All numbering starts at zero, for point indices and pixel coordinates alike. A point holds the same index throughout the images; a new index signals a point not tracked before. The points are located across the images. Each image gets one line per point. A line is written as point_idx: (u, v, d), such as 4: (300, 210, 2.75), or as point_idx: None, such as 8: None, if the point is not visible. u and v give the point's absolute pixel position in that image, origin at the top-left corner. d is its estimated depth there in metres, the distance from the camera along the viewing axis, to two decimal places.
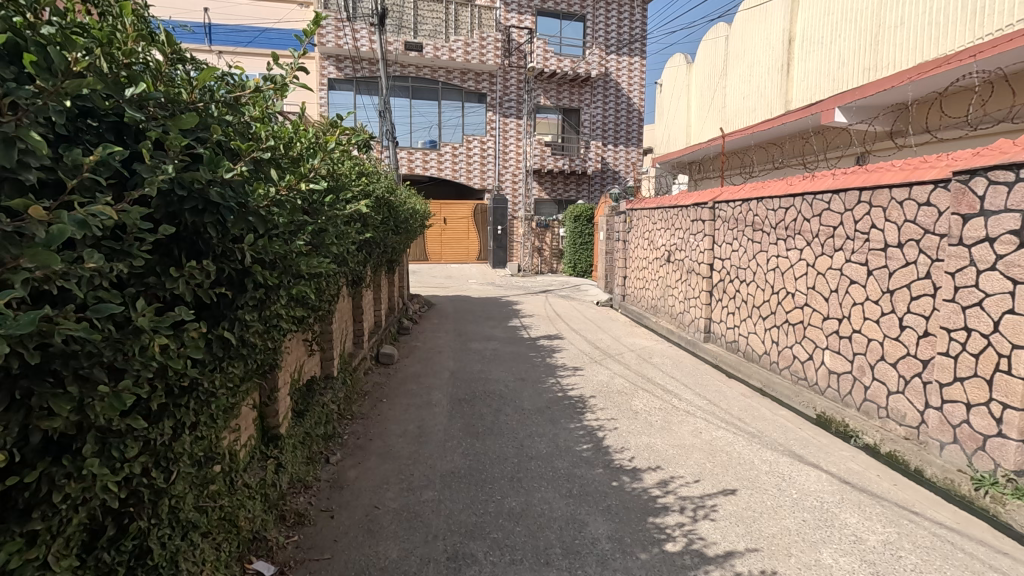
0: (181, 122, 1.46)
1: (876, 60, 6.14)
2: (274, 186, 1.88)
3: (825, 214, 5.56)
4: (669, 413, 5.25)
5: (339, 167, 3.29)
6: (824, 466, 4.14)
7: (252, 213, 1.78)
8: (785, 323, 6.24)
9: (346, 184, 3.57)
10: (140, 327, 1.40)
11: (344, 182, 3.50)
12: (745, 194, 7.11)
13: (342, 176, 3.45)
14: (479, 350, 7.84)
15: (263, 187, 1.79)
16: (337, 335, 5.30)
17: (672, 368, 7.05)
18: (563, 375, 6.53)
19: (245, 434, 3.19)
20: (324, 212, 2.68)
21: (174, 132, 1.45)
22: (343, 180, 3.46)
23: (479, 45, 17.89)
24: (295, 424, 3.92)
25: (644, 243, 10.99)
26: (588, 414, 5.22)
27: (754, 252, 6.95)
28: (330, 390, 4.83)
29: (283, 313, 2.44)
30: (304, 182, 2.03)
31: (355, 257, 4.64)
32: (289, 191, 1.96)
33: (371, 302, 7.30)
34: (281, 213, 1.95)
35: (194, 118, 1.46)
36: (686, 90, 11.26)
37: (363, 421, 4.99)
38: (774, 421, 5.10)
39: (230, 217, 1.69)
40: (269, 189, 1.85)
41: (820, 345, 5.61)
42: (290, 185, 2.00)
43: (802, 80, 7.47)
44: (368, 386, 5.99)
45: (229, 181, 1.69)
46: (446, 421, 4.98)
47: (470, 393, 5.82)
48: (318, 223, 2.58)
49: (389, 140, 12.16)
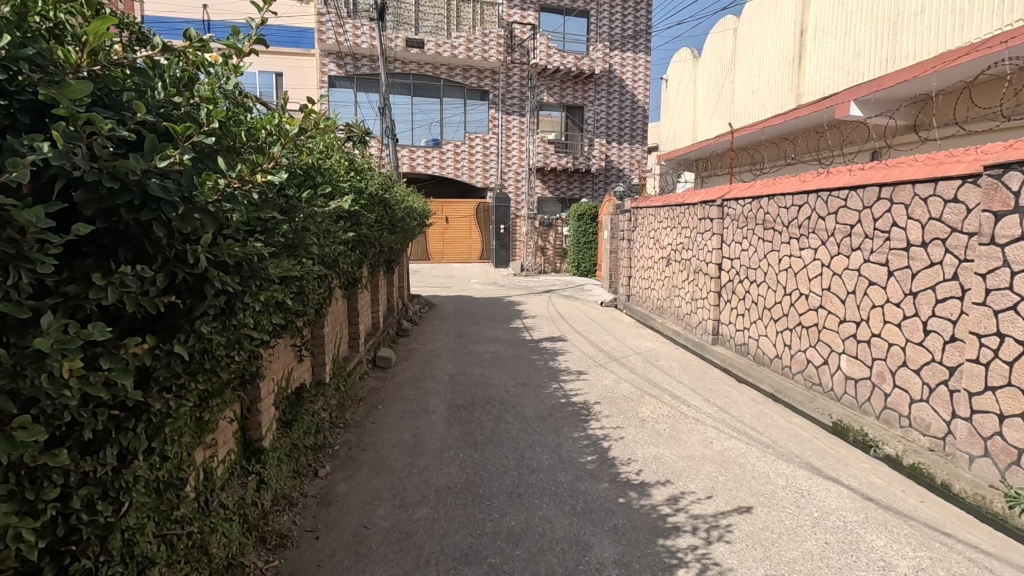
0: (70, 91, 1.20)
1: (894, 51, 5.87)
2: (225, 178, 1.60)
3: (842, 211, 5.30)
4: (678, 421, 5.01)
5: (321, 162, 3.05)
6: (844, 480, 3.89)
7: (199, 210, 1.51)
8: (798, 326, 5.99)
9: (331, 180, 3.34)
10: (40, 350, 1.18)
11: (328, 177, 3.26)
12: (756, 191, 6.85)
13: (325, 171, 3.22)
14: (480, 353, 7.60)
15: (213, 175, 1.53)
16: (330, 339, 5.09)
17: (680, 372, 6.79)
18: (566, 380, 6.29)
19: (223, 449, 2.97)
20: (302, 211, 2.46)
21: (67, 105, 1.20)
22: (327, 175, 3.23)
23: (481, 42, 17.62)
24: (281, 436, 3.70)
25: (650, 242, 10.73)
26: (593, 422, 4.98)
27: (764, 251, 6.68)
28: (322, 396, 4.60)
29: (256, 320, 2.21)
30: (262, 173, 1.72)
31: (345, 257, 4.41)
32: (243, 184, 1.67)
33: (368, 303, 7.07)
34: (239, 209, 1.67)
35: (82, 84, 1.19)
36: (692, 85, 10.97)
37: (357, 430, 4.76)
38: (788, 430, 4.85)
39: (174, 215, 1.43)
40: (220, 181, 1.57)
41: (836, 349, 5.36)
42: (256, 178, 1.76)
43: (814, 73, 7.20)
44: (363, 391, 5.77)
45: (171, 173, 1.45)
46: (444, 429, 4.76)
47: (469, 399, 5.59)
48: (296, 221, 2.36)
49: (389, 137, 11.92)
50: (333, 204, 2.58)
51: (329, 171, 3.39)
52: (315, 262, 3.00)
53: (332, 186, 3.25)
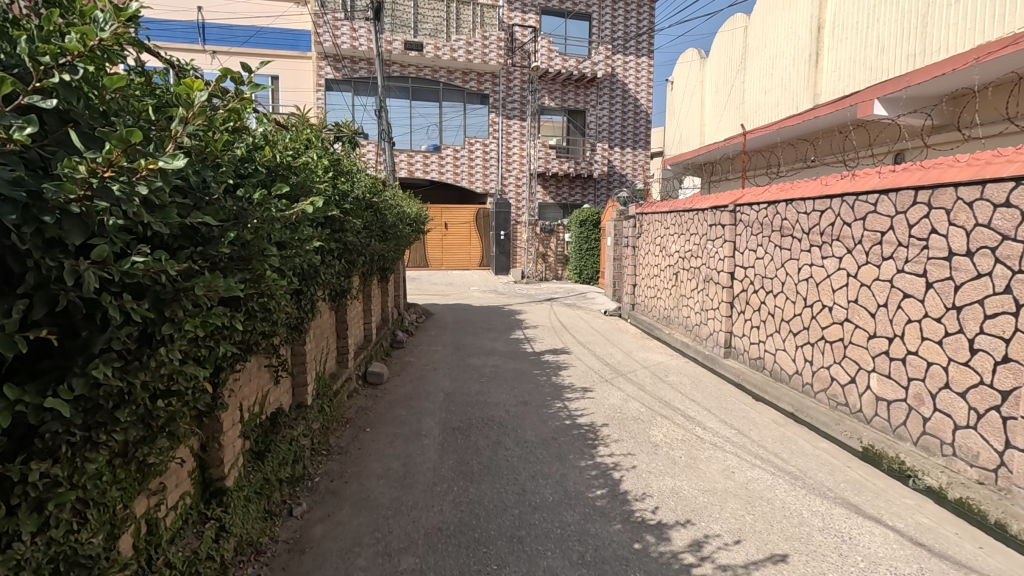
0: None
1: (923, 45, 5.48)
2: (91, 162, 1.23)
3: (871, 217, 4.88)
4: (693, 447, 4.58)
5: (282, 161, 2.64)
6: (886, 519, 3.45)
7: (52, 211, 1.20)
8: (820, 340, 5.57)
9: (300, 179, 2.91)
10: None
11: (295, 176, 2.83)
12: (772, 195, 6.43)
13: (292, 169, 2.80)
14: (478, 367, 7.16)
15: (76, 157, 1.19)
16: (313, 355, 4.67)
17: (691, 389, 6.34)
18: (571, 398, 5.86)
19: (173, 494, 2.54)
20: (261, 210, 2.03)
21: None
22: (293, 174, 2.80)
23: (481, 45, 17.30)
24: (251, 470, 3.26)
25: (656, 249, 10.31)
26: (601, 447, 4.55)
27: (782, 260, 6.26)
28: (303, 421, 4.16)
29: (194, 346, 1.79)
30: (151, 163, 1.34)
31: (326, 267, 3.99)
32: (125, 178, 1.29)
33: (358, 315, 6.63)
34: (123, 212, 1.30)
35: None
36: (699, 86, 10.58)
37: (341, 457, 4.32)
38: (817, 458, 4.39)
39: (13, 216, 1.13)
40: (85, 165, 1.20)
41: (865, 367, 4.92)
42: (165, 166, 1.33)
43: (832, 70, 6.79)
44: (352, 411, 5.34)
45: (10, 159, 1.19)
46: (437, 457, 4.31)
47: (466, 420, 5.15)
48: (242, 223, 1.93)
49: (386, 140, 11.52)
50: (302, 206, 2.17)
51: (301, 171, 2.98)
52: (280, 274, 2.57)
53: (298, 187, 2.82)
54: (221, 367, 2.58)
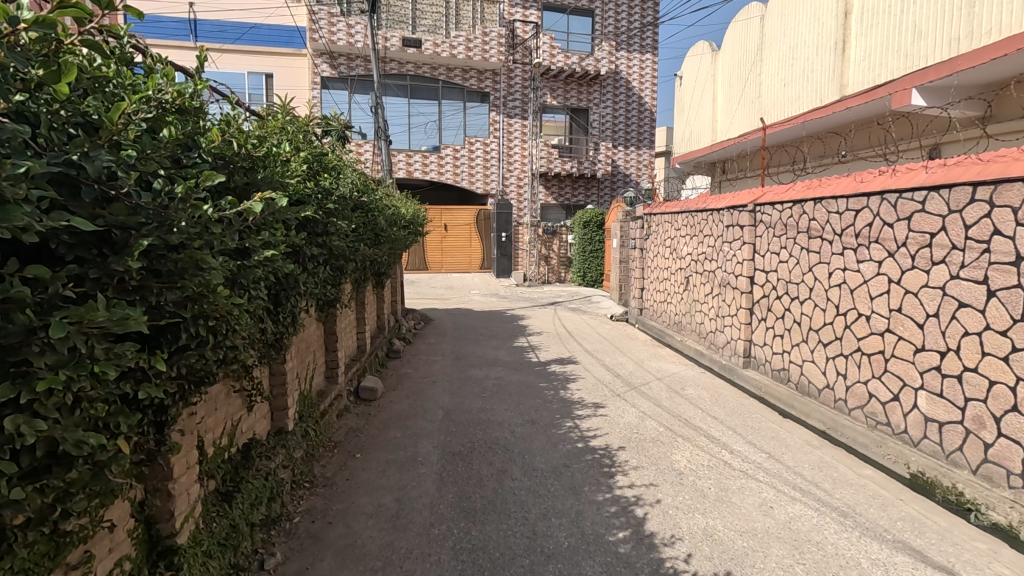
0: None
1: (970, 27, 4.99)
2: None
3: (918, 217, 4.39)
4: (722, 475, 4.08)
5: (234, 149, 2.16)
6: (957, 569, 2.95)
7: None
8: (855, 352, 5.08)
9: (261, 172, 2.44)
10: None
11: (251, 167, 2.36)
12: (798, 194, 5.96)
13: (248, 158, 2.32)
14: (481, 379, 6.67)
15: None
16: (296, 373, 4.18)
17: (711, 404, 5.84)
18: (582, 415, 5.36)
19: (106, 563, 2.04)
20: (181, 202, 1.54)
21: None
22: (247, 164, 2.32)
23: (481, 42, 16.79)
24: (214, 517, 2.76)
25: (666, 252, 9.82)
26: (619, 477, 4.05)
27: (809, 263, 5.77)
28: (282, 450, 3.66)
29: (84, 385, 1.29)
30: None
31: (303, 276, 3.50)
32: None
33: (350, 325, 6.14)
34: None
35: None
36: (710, 80, 10.09)
37: (326, 491, 3.81)
38: (864, 489, 3.89)
39: None
40: None
41: (911, 384, 4.43)
42: None
43: (861, 59, 6.31)
44: (342, 432, 4.86)
45: None
46: (435, 490, 3.81)
47: (467, 443, 4.64)
48: (153, 221, 1.45)
49: (382, 137, 11.03)
50: (247, 204, 1.71)
51: (264, 164, 2.49)
52: (222, 284, 2.07)
53: (257, 179, 2.34)
54: (164, 405, 2.07)
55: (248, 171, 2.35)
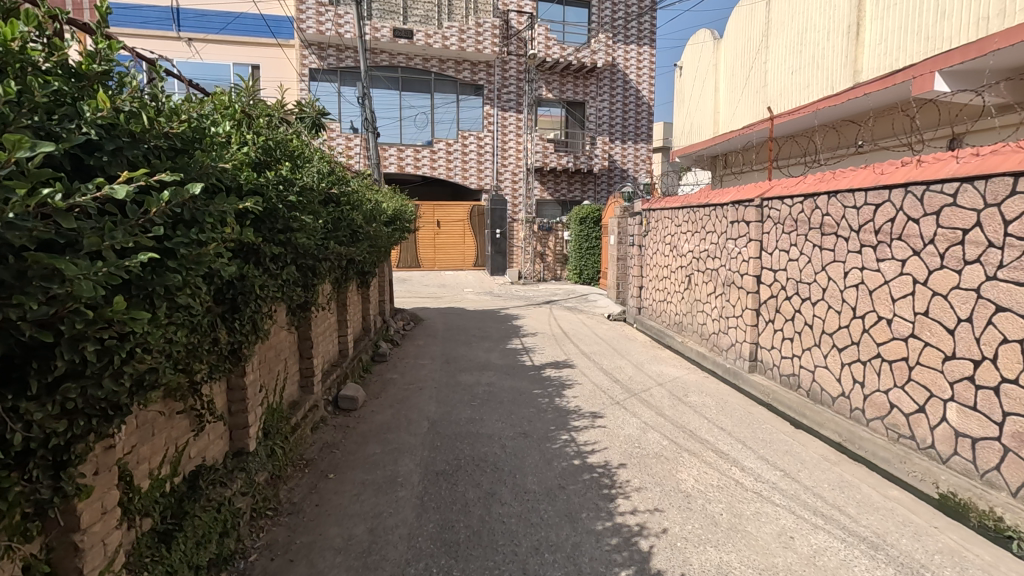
0: None
1: (1001, 5, 4.60)
2: None
3: (948, 211, 3.99)
4: (735, 498, 3.69)
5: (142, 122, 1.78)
6: None
7: None
8: (874, 359, 4.68)
9: (180, 157, 1.99)
10: None
11: (166, 150, 1.92)
12: (811, 187, 5.56)
13: (161, 137, 1.89)
14: (471, 385, 6.26)
15: None
16: (260, 385, 3.75)
17: (718, 413, 5.44)
18: (579, 426, 4.96)
19: None
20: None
21: None
22: (159, 144, 1.88)
23: (475, 33, 16.22)
24: (145, 565, 2.33)
25: (665, 249, 9.44)
26: (620, 500, 3.64)
27: (823, 262, 5.38)
28: (240, 475, 3.23)
29: None
30: None
31: (258, 277, 3.07)
32: None
33: (329, 329, 5.70)
34: None
35: None
36: (711, 69, 9.69)
37: (292, 520, 3.38)
38: (892, 514, 3.50)
39: None
40: None
41: (940, 395, 4.03)
42: None
43: (877, 43, 5.91)
44: (316, 447, 4.44)
45: None
46: (414, 519, 3.39)
47: (453, 460, 4.22)
48: None
49: (370, 130, 10.57)
50: (110, 188, 1.31)
51: (188, 145, 2.05)
52: (114, 296, 1.64)
53: (173, 165, 1.90)
54: (56, 445, 1.65)
55: (160, 154, 1.91)
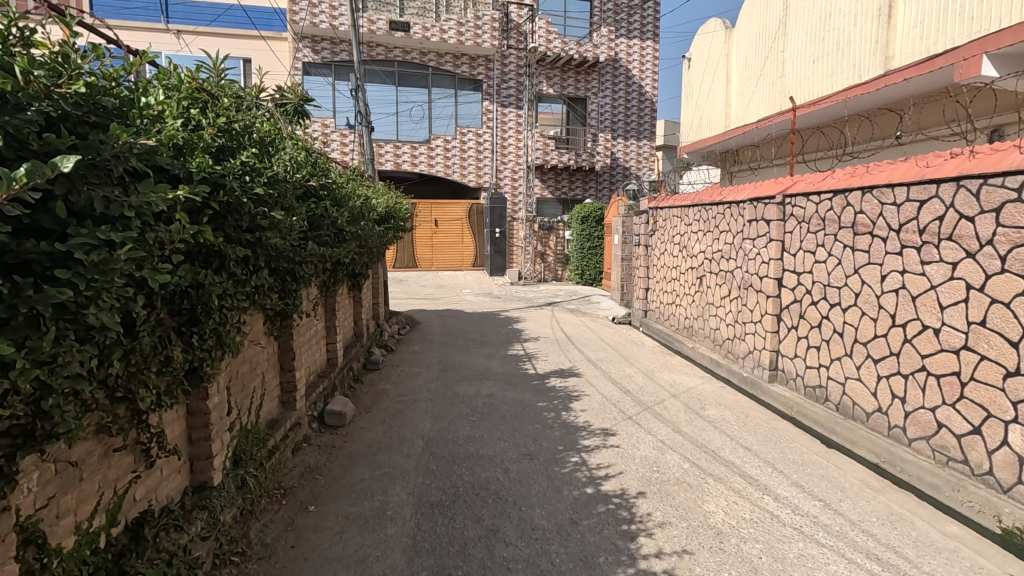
0: None
1: None
2: None
3: (1009, 208, 3.52)
4: (772, 536, 3.22)
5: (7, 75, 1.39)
6: None
7: None
8: (918, 372, 4.21)
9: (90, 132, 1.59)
10: None
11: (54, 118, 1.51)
12: (842, 182, 5.10)
13: (43, 99, 1.49)
14: (470, 397, 5.79)
15: None
16: (230, 406, 3.27)
17: (740, 430, 4.97)
18: (589, 446, 4.49)
19: None
20: None
21: None
22: (43, 109, 1.48)
23: (474, 26, 15.69)
24: None
25: (674, 249, 8.96)
26: (642, 540, 3.16)
27: (856, 264, 4.90)
28: (200, 516, 2.75)
29: None
30: None
31: (219, 284, 2.59)
32: None
33: (315, 336, 5.23)
34: None
35: None
36: (723, 60, 9.23)
37: (261, 567, 2.90)
38: (959, 558, 3.03)
39: None
40: None
41: (1001, 416, 3.56)
42: None
43: (912, 27, 5.45)
44: (295, 472, 3.95)
45: None
46: (404, 566, 2.91)
47: (451, 489, 3.74)
48: None
49: (364, 124, 10.09)
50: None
51: (99, 117, 1.65)
52: None
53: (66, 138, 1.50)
54: None
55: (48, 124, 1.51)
